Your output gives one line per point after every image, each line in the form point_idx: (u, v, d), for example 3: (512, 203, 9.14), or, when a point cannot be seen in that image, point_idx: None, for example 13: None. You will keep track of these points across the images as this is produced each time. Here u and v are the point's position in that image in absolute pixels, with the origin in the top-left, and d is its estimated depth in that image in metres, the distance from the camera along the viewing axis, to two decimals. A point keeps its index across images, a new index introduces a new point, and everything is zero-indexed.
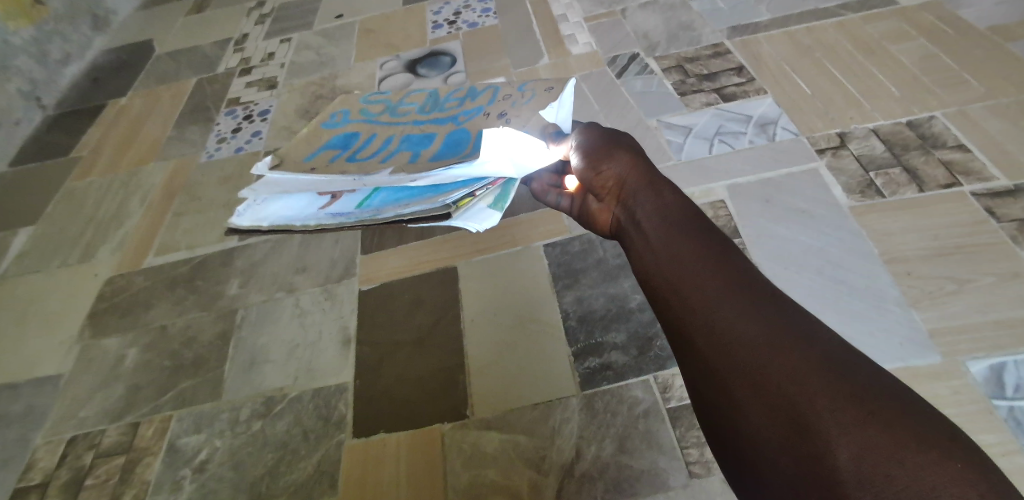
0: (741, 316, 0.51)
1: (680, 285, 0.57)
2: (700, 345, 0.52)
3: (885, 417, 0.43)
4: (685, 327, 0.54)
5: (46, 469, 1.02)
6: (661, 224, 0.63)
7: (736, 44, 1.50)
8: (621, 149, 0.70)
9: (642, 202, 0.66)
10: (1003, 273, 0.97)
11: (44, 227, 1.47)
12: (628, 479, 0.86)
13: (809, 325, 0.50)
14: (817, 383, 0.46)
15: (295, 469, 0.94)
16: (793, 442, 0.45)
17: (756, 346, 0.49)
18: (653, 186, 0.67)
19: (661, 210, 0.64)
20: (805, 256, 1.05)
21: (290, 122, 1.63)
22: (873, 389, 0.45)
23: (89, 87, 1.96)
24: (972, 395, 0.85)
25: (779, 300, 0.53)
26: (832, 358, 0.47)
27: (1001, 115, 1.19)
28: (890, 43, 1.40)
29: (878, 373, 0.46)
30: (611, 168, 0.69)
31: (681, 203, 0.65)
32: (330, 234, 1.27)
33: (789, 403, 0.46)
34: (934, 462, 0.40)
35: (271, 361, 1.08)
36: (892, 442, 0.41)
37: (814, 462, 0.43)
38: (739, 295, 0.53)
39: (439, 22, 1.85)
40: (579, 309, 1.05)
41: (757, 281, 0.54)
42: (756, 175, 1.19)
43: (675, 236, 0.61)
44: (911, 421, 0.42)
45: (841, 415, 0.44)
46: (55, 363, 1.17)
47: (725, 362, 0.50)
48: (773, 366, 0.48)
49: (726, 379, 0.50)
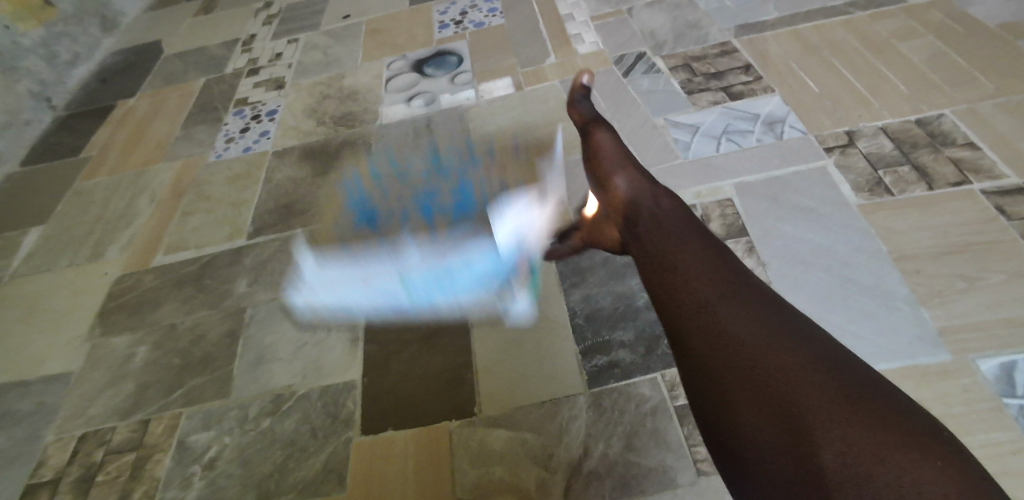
0: (740, 321, 0.56)
1: (682, 290, 0.61)
2: (701, 344, 0.56)
3: (871, 416, 0.47)
4: (687, 331, 0.58)
5: (57, 465, 1.03)
6: (666, 235, 0.70)
7: (743, 42, 1.50)
8: (635, 175, 0.83)
9: (649, 217, 0.74)
10: (1013, 271, 0.96)
11: (55, 227, 1.48)
12: (635, 477, 0.86)
13: (804, 329, 0.55)
14: (810, 383, 0.50)
15: (304, 466, 0.95)
16: (786, 439, 0.48)
17: (753, 346, 0.54)
18: (660, 205, 0.75)
19: (667, 224, 0.71)
20: (813, 254, 1.04)
21: (297, 121, 1.63)
22: (862, 391, 0.49)
23: (98, 88, 1.97)
24: (981, 393, 0.85)
25: (775, 307, 0.57)
26: (824, 361, 0.52)
27: (1011, 113, 1.18)
28: (898, 40, 1.39)
29: (865, 376, 0.51)
30: (622, 188, 0.81)
31: (682, 215, 0.73)
32: (338, 234, 1.28)
33: (785, 401, 0.49)
34: (917, 460, 0.44)
35: (279, 359, 1.09)
36: (879, 440, 0.45)
37: (805, 457, 0.46)
38: (739, 301, 0.58)
39: (445, 22, 1.85)
40: (586, 308, 1.05)
41: (755, 289, 0.60)
42: (763, 173, 1.19)
43: (679, 246, 0.67)
44: (897, 422, 0.47)
45: (832, 413, 0.48)
46: (66, 361, 1.18)
47: (723, 360, 0.54)
48: (769, 365, 0.52)
49: (722, 376, 0.54)
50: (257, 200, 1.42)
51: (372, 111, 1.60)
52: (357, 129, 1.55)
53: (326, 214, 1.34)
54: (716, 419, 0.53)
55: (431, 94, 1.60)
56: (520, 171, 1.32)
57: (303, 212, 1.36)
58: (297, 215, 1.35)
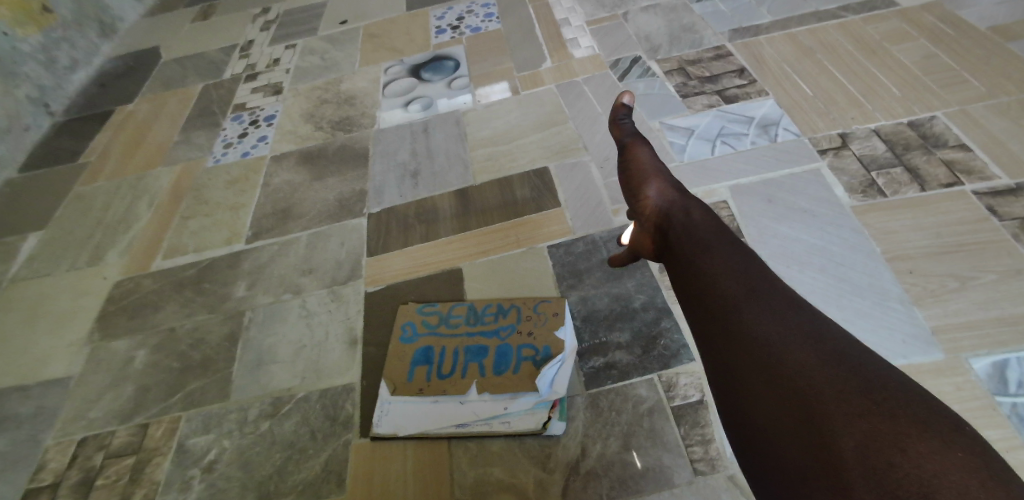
0: (761, 320, 0.63)
1: (709, 294, 0.68)
2: (725, 344, 0.64)
3: (885, 411, 0.52)
4: (712, 330, 0.66)
5: (57, 469, 1.03)
6: (691, 240, 0.75)
7: (738, 46, 1.51)
8: (666, 185, 0.86)
9: (678, 223, 0.79)
10: (1005, 270, 0.97)
11: (54, 231, 1.49)
12: (633, 477, 0.86)
13: (822, 328, 0.61)
14: (827, 379, 0.56)
15: (303, 468, 0.96)
16: (802, 432, 0.54)
17: (777, 347, 0.60)
18: (689, 213, 0.80)
19: (694, 230, 0.76)
20: (808, 255, 1.05)
21: (295, 126, 1.64)
22: (877, 385, 0.54)
23: (97, 93, 1.98)
24: (975, 391, 0.86)
25: (797, 307, 0.64)
26: (839, 356, 0.58)
27: (1002, 114, 1.20)
28: (891, 44, 1.41)
29: (882, 373, 0.55)
30: (655, 200, 0.84)
31: (710, 222, 0.77)
32: (337, 238, 1.29)
33: (803, 397, 0.56)
34: (932, 451, 0.49)
35: (278, 361, 1.10)
36: (892, 432, 0.51)
37: (822, 449, 0.52)
38: (759, 301, 0.65)
39: (442, 27, 1.86)
40: (584, 309, 1.06)
41: (777, 289, 0.66)
42: (757, 175, 1.20)
43: (706, 251, 0.73)
44: (911, 416, 0.51)
45: (847, 408, 0.53)
46: (65, 364, 1.18)
47: (748, 357, 0.61)
48: (789, 365, 0.58)
49: (748, 374, 0.60)
50: (255, 204, 1.42)
51: (370, 116, 1.61)
52: (355, 133, 1.56)
53: (325, 217, 1.35)
54: (742, 413, 0.60)
55: (428, 99, 1.61)
56: (517, 174, 1.33)
57: (301, 215, 1.37)
58: (296, 218, 1.36)
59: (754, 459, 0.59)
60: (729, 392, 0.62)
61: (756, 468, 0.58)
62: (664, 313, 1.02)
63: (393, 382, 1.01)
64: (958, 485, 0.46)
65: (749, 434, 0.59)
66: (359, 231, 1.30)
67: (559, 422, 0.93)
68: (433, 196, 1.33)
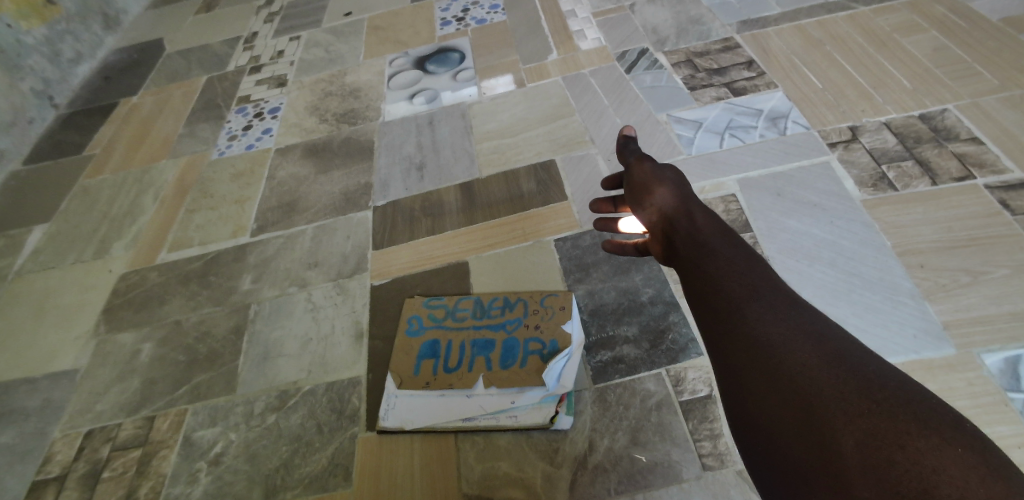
0: (763, 320, 0.62)
1: (711, 295, 0.67)
2: (726, 345, 0.63)
3: (885, 411, 0.52)
4: (714, 332, 0.65)
5: (63, 462, 1.03)
6: (696, 245, 0.74)
7: (746, 38, 1.49)
8: (670, 190, 0.85)
9: (682, 227, 0.78)
10: (1017, 265, 0.96)
11: (60, 224, 1.48)
12: (641, 472, 0.86)
13: (822, 327, 0.60)
14: (828, 379, 0.55)
15: (309, 462, 0.96)
16: (803, 432, 0.54)
17: (779, 347, 0.59)
18: (693, 218, 0.78)
19: (698, 234, 0.75)
20: (817, 250, 1.04)
21: (300, 118, 1.63)
22: (877, 383, 0.54)
23: (101, 86, 1.97)
24: (986, 387, 0.85)
25: (799, 308, 0.63)
26: (840, 356, 0.57)
27: (1014, 106, 1.18)
28: (902, 35, 1.39)
29: (883, 372, 0.55)
30: (660, 204, 0.84)
31: (716, 227, 0.76)
32: (342, 231, 1.28)
33: (803, 398, 0.55)
34: (932, 447, 0.49)
35: (284, 355, 1.09)
36: (892, 430, 0.50)
37: (822, 449, 0.52)
38: (761, 301, 0.64)
39: (447, 18, 1.85)
40: (591, 303, 1.06)
41: (777, 289, 0.65)
42: (766, 169, 1.19)
43: (710, 255, 0.71)
44: (911, 413, 0.51)
45: (847, 407, 0.53)
46: (72, 357, 1.18)
47: (749, 359, 0.60)
48: (789, 365, 0.57)
49: (749, 375, 0.59)
50: (259, 198, 1.42)
51: (375, 108, 1.60)
52: (361, 126, 1.55)
53: (330, 210, 1.34)
54: (744, 414, 0.59)
55: (433, 91, 1.60)
56: (523, 167, 1.32)
57: (306, 208, 1.36)
58: (301, 211, 1.36)
59: (755, 459, 0.58)
60: (731, 392, 0.61)
61: (757, 465, 0.57)
62: (672, 307, 1.02)
63: (399, 376, 1.01)
64: (958, 482, 0.46)
65: (751, 435, 0.58)
66: (364, 224, 1.29)
67: (566, 416, 0.92)
68: (439, 189, 1.33)
